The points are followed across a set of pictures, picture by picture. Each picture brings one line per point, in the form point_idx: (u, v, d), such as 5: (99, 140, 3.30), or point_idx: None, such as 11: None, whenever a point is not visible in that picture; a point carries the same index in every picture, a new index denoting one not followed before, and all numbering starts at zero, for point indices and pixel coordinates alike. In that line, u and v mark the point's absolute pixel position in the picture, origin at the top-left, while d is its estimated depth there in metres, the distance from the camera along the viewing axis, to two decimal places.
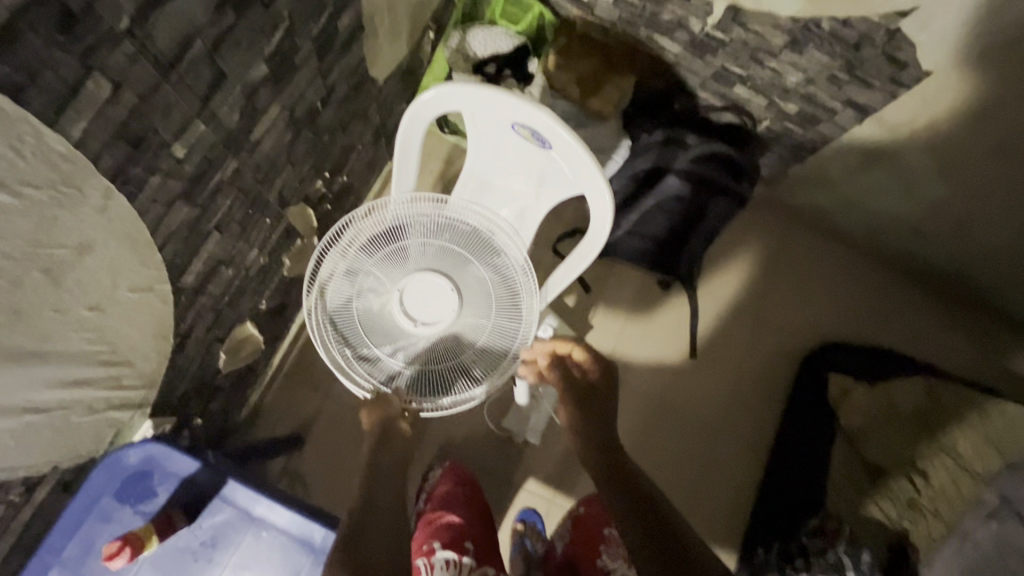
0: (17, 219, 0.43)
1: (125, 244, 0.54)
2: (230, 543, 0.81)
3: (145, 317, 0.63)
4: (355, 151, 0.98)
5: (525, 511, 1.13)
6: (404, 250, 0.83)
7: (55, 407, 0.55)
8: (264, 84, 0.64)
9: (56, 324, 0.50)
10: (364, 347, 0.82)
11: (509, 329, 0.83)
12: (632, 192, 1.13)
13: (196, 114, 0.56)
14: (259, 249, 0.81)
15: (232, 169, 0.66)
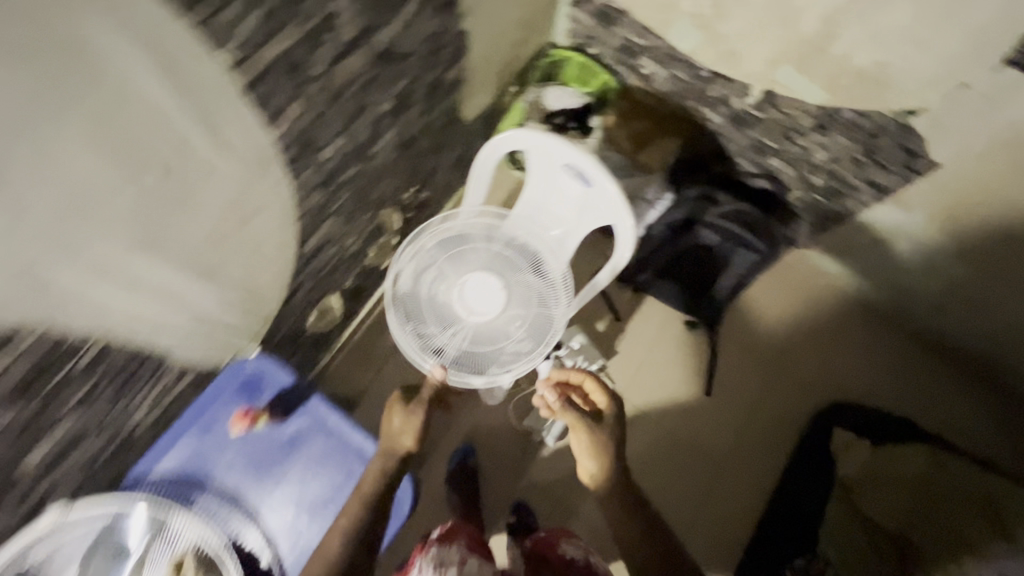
0: (239, 183, 0.65)
1: (282, 213, 0.77)
2: (308, 444, 1.00)
3: (279, 270, 0.85)
4: (438, 172, 1.21)
5: (522, 502, 1.26)
6: (467, 252, 1.04)
7: (216, 318, 0.77)
8: (386, 115, 0.87)
9: (235, 259, 0.73)
10: (423, 325, 1.01)
11: (540, 328, 1.01)
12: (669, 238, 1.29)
13: (341, 130, 0.79)
14: (355, 237, 1.04)
15: (353, 172, 0.89)
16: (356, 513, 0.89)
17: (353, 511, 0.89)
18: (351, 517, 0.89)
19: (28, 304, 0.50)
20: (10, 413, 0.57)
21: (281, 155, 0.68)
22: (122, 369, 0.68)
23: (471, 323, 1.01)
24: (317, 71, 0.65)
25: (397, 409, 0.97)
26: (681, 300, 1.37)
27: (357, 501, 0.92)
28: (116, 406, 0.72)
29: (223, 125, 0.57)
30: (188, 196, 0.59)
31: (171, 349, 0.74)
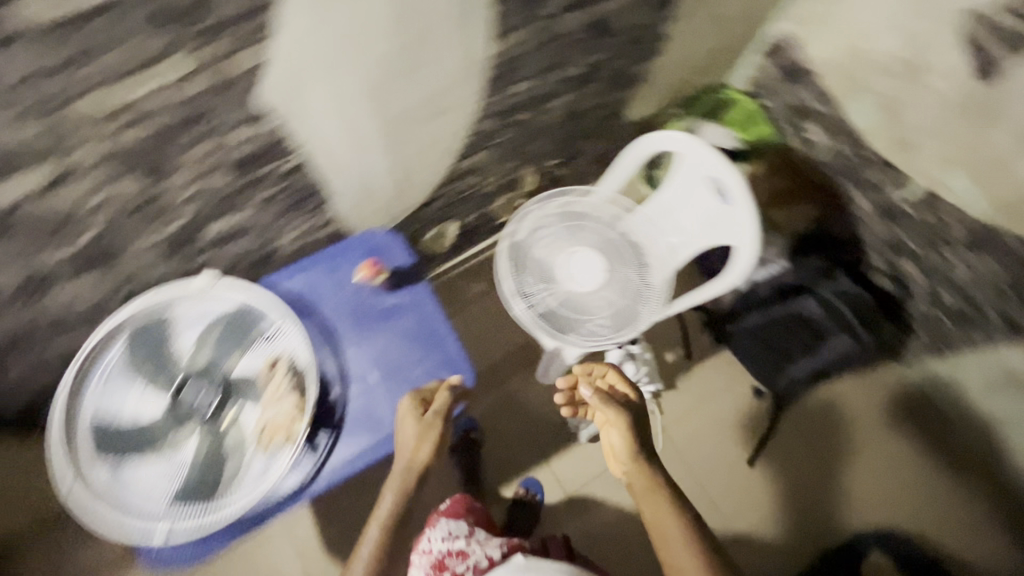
0: (446, 76, 0.77)
1: (458, 121, 0.88)
2: (394, 326, 0.87)
3: (431, 172, 0.96)
4: (582, 156, 1.29)
5: (529, 479, 1.27)
6: (588, 229, 1.12)
7: (374, 185, 0.90)
8: (572, 80, 0.97)
9: (409, 141, 0.85)
10: (524, 274, 1.08)
11: (628, 317, 1.07)
12: (770, 296, 1.29)
13: (533, 75, 0.89)
14: (495, 178, 1.15)
15: (523, 118, 0.99)
16: (371, 555, 0.70)
17: (368, 546, 0.71)
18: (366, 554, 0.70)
19: (280, 97, 0.63)
20: (219, 181, 0.69)
21: (486, 69, 0.79)
22: (294, 191, 0.81)
23: (566, 289, 1.08)
24: (546, 11, 0.75)
25: (411, 421, 0.75)
26: (763, 366, 1.32)
27: (369, 533, 0.72)
28: (278, 221, 0.84)
29: (462, 19, 0.68)
30: (412, 67, 0.70)
31: (333, 195, 0.86)
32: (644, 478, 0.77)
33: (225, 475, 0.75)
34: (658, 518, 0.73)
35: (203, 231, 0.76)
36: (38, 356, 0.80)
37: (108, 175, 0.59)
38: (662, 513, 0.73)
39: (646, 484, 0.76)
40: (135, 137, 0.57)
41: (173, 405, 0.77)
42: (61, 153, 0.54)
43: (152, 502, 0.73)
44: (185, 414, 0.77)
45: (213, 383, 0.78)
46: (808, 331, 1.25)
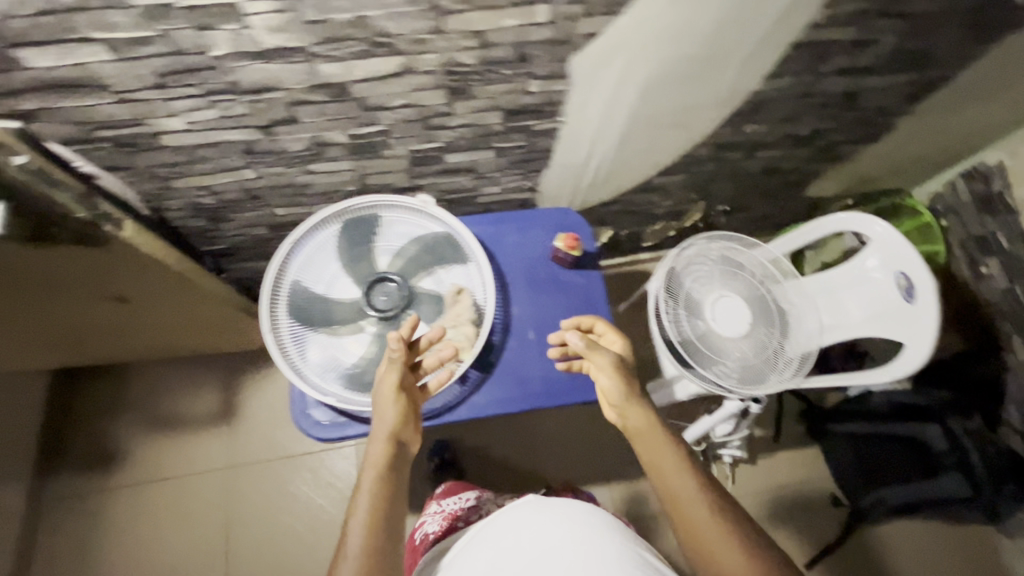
0: (705, 104, 0.82)
1: (683, 143, 0.92)
2: (563, 301, 0.91)
3: (632, 177, 1.01)
4: (749, 212, 1.31)
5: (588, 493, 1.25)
6: (745, 279, 1.13)
7: (585, 174, 0.96)
8: (792, 141, 0.99)
9: (638, 147, 0.90)
10: (674, 299, 1.10)
11: (758, 375, 1.06)
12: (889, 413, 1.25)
13: (767, 125, 0.92)
14: (670, 203, 1.18)
15: (731, 159, 1.02)
16: (366, 508, 0.62)
17: (361, 502, 0.63)
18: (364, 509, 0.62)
19: (583, 68, 0.68)
20: (489, 120, 0.76)
21: (741, 102, 0.83)
22: (526, 155, 0.87)
23: (706, 326, 1.09)
24: (823, 68, 0.78)
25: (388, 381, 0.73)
26: (851, 477, 1.31)
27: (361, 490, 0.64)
28: (497, 172, 0.90)
29: (757, 51, 0.72)
30: (691, 79, 0.75)
31: (550, 166, 0.92)
32: (651, 446, 0.69)
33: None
34: (672, 490, 0.65)
35: (445, 158, 0.83)
36: (259, 215, 0.89)
37: (427, 83, 0.66)
38: (676, 482, 0.65)
39: (650, 453, 0.69)
40: (469, 60, 0.63)
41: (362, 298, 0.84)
42: (415, 53, 0.60)
43: (326, 373, 0.81)
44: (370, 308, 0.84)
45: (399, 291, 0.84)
46: (916, 459, 1.21)
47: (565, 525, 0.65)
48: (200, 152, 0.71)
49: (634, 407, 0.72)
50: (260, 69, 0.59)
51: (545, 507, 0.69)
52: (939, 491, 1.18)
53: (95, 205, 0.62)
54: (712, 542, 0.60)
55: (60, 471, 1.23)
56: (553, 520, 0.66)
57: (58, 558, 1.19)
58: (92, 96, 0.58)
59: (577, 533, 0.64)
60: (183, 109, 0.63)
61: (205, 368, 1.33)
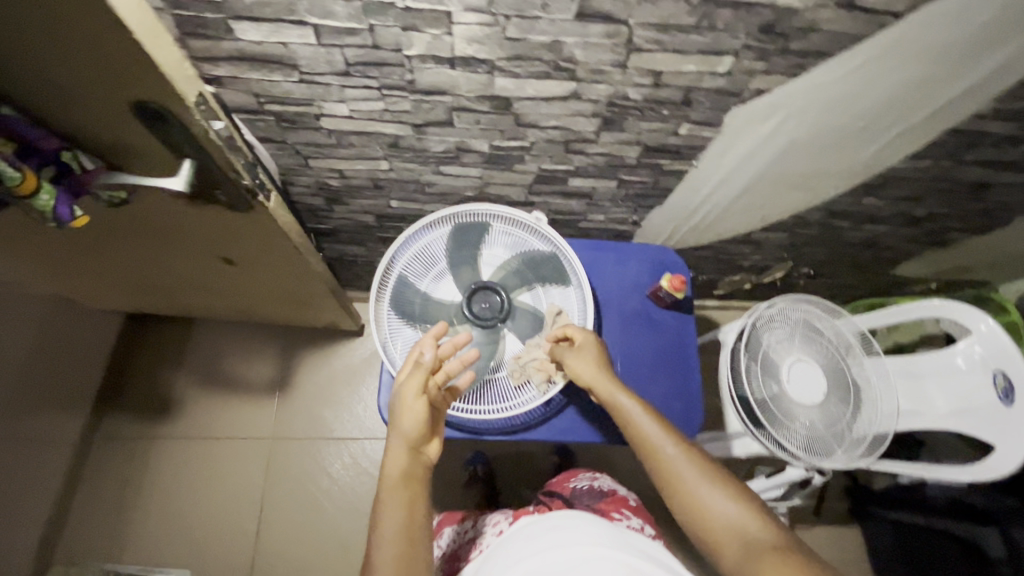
0: (837, 172, 0.81)
1: (798, 204, 0.92)
2: (653, 340, 0.91)
3: (735, 229, 1.01)
4: (830, 279, 1.30)
5: None
6: (826, 348, 1.10)
7: (692, 218, 0.96)
8: (902, 219, 0.98)
9: (754, 202, 0.90)
10: (753, 355, 1.07)
11: (827, 449, 1.04)
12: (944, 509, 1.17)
13: (885, 201, 0.91)
14: (758, 258, 1.17)
15: (836, 227, 1.01)
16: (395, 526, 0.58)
17: (392, 521, 0.58)
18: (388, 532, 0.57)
19: (739, 120, 0.69)
20: (626, 153, 0.76)
21: (873, 175, 0.82)
22: (644, 190, 0.87)
23: (781, 388, 1.06)
24: (966, 155, 0.78)
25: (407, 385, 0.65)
26: (892, 562, 1.26)
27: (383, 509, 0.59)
28: (610, 201, 0.91)
29: (910, 131, 0.72)
30: (836, 148, 0.75)
31: (662, 205, 0.92)
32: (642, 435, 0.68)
33: (478, 381, 0.82)
34: (660, 462, 0.65)
35: (568, 180, 0.84)
36: (374, 204, 0.90)
37: (586, 110, 0.67)
38: (662, 453, 0.65)
39: (644, 441, 0.68)
40: (635, 96, 0.64)
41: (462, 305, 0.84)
42: (589, 81, 0.62)
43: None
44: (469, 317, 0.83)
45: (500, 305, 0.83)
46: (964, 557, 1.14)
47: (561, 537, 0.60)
48: (349, 138, 0.73)
49: (618, 397, 0.72)
50: (441, 73, 0.60)
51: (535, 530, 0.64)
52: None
53: (256, 175, 0.64)
54: (702, 498, 0.61)
55: (115, 412, 1.26)
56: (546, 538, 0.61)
57: (99, 497, 1.21)
58: (279, 73, 0.60)
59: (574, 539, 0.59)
60: (353, 98, 0.64)
61: (268, 337, 1.35)
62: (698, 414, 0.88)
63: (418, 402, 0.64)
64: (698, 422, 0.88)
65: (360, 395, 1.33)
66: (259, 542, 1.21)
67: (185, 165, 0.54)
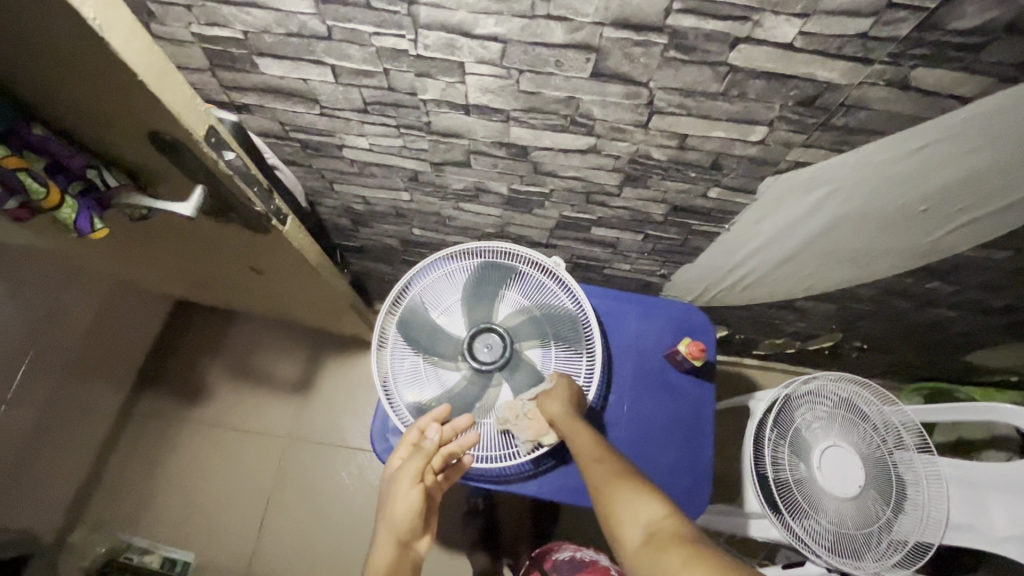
0: (893, 252, 0.73)
1: (848, 279, 0.83)
2: (666, 405, 0.85)
3: (775, 296, 0.93)
4: (887, 356, 1.17)
5: None
6: (869, 435, 0.98)
7: (725, 279, 0.89)
8: (973, 307, 0.87)
9: (796, 272, 0.82)
10: (779, 433, 0.98)
11: (855, 552, 0.93)
12: None
13: (951, 286, 0.81)
14: (803, 326, 1.08)
15: (893, 306, 0.91)
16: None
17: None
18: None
19: (776, 189, 0.63)
20: (652, 209, 0.72)
21: (937, 260, 0.73)
22: (672, 246, 0.82)
23: (809, 473, 0.96)
24: None
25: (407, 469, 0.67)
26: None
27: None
28: (636, 253, 0.86)
29: (982, 221, 0.63)
30: (891, 228, 0.67)
31: (693, 263, 0.86)
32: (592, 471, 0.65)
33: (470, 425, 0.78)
34: (606, 496, 0.61)
35: (591, 229, 0.80)
36: (397, 229, 0.91)
37: (606, 165, 0.63)
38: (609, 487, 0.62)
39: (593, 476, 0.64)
40: (659, 156, 0.60)
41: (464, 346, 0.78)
42: (609, 138, 0.58)
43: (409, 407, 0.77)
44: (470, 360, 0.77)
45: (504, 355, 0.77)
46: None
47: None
48: (371, 169, 0.73)
49: (574, 432, 0.69)
50: (456, 118, 0.59)
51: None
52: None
53: (272, 201, 0.65)
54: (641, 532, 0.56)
55: (152, 391, 1.34)
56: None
57: (126, 470, 1.28)
58: (301, 105, 0.61)
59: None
60: (372, 133, 0.65)
61: (298, 338, 1.40)
62: (704, 494, 0.81)
63: (411, 492, 0.66)
64: (705, 503, 0.81)
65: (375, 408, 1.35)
66: (260, 540, 1.24)
67: (197, 191, 0.56)
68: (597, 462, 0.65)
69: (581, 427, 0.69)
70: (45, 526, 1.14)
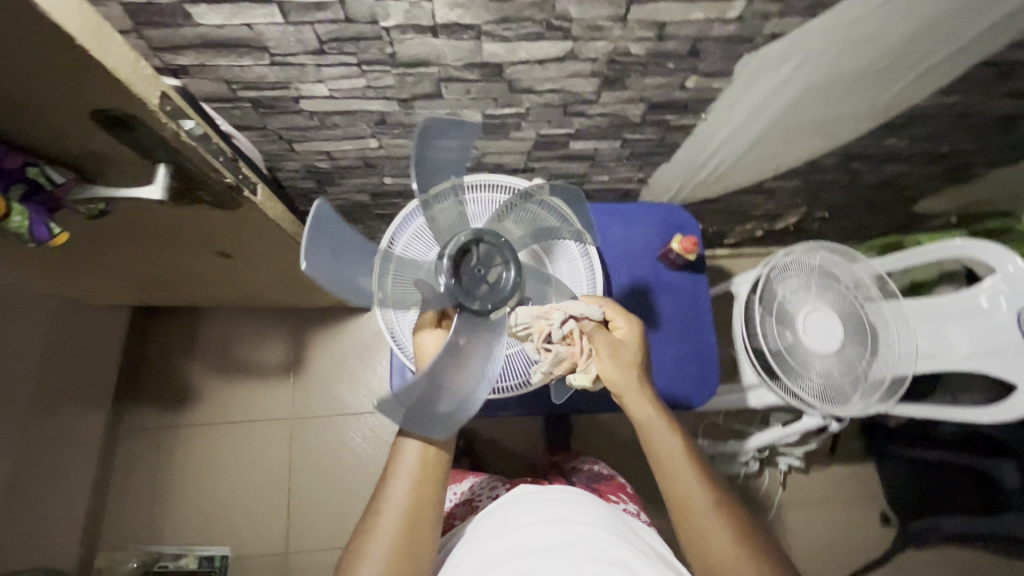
0: (858, 114, 0.76)
1: (815, 150, 0.86)
2: (666, 304, 0.88)
3: (748, 180, 0.95)
4: (847, 221, 1.25)
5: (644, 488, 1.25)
6: (842, 294, 1.07)
7: (701, 172, 0.91)
8: (924, 156, 0.93)
9: (768, 153, 0.85)
10: (766, 309, 1.05)
11: (846, 396, 1.02)
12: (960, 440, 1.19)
13: (905, 140, 0.86)
14: (772, 207, 1.12)
15: (854, 170, 0.96)
16: (390, 537, 0.56)
17: (384, 537, 0.56)
18: (378, 548, 0.55)
19: (751, 67, 0.63)
20: (630, 111, 0.71)
21: (895, 115, 0.77)
22: (650, 147, 0.82)
23: (796, 338, 1.03)
24: (1000, 86, 0.72)
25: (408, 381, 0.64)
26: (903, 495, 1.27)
27: (381, 522, 0.57)
28: (614, 162, 0.86)
29: (938, 67, 0.66)
30: (856, 91, 0.69)
31: (669, 161, 0.87)
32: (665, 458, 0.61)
33: None
34: (686, 508, 0.59)
35: (569, 143, 0.79)
36: (366, 182, 0.86)
37: (584, 71, 0.61)
38: (692, 500, 0.59)
39: (666, 463, 0.60)
40: (637, 51, 0.59)
41: (445, 279, 0.58)
42: (586, 39, 0.56)
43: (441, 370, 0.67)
44: (468, 299, 0.58)
45: (509, 272, 0.60)
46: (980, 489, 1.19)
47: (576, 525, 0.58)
48: (333, 119, 0.68)
49: (647, 413, 0.61)
50: (423, 43, 0.55)
51: (543, 502, 0.62)
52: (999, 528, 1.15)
53: (238, 169, 0.60)
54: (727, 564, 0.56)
55: (135, 404, 1.28)
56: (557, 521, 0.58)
57: (132, 485, 1.24)
58: (248, 57, 0.55)
59: (575, 514, 0.58)
60: (331, 77, 0.60)
61: (277, 320, 1.35)
62: (714, 377, 0.86)
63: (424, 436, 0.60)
64: (715, 384, 0.86)
65: (374, 371, 1.34)
66: (291, 518, 1.25)
67: (160, 171, 0.51)
68: (671, 451, 0.61)
69: (649, 404, 0.61)
70: (63, 557, 1.11)
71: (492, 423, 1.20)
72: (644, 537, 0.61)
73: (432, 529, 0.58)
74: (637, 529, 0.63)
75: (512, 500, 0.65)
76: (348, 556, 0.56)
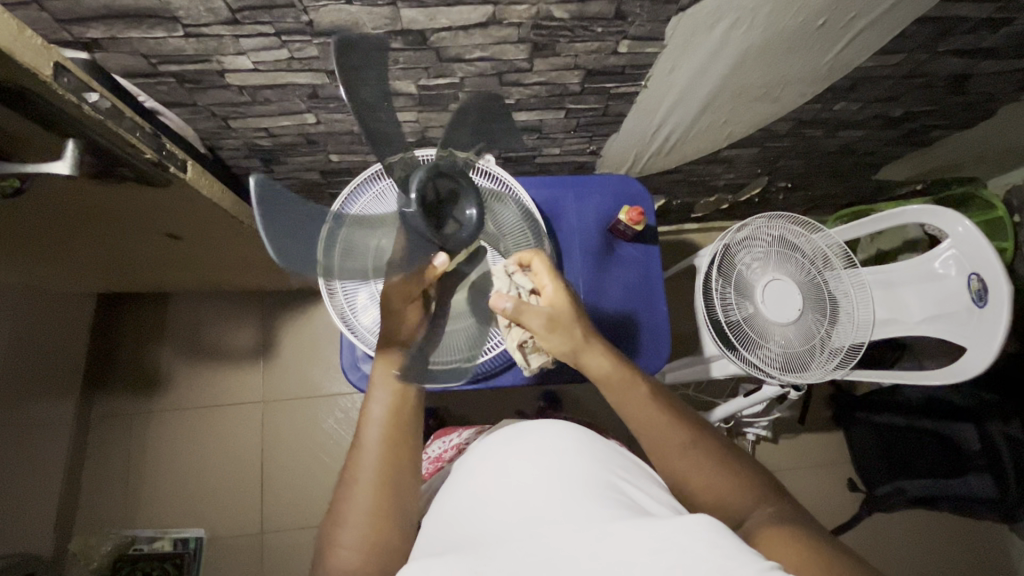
0: (800, 78, 0.75)
1: (764, 117, 0.85)
2: (614, 275, 0.88)
3: (704, 149, 0.94)
4: (810, 191, 1.24)
5: None
6: (804, 262, 1.03)
7: (651, 142, 0.90)
8: (879, 121, 0.92)
9: (716, 122, 0.84)
10: (722, 278, 1.01)
11: (807, 364, 0.99)
12: (921, 408, 1.17)
13: (852, 105, 0.85)
14: (735, 177, 1.12)
15: (810, 136, 0.95)
16: (367, 500, 0.52)
17: (361, 502, 0.52)
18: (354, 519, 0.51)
19: (682, 29, 0.62)
20: (567, 79, 0.70)
21: (839, 78, 0.76)
22: (595, 117, 0.81)
23: (755, 309, 1.00)
24: (941, 45, 0.71)
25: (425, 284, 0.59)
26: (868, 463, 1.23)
27: (357, 486, 0.53)
28: (562, 133, 0.86)
29: (874, 26, 0.66)
30: (795, 51, 0.68)
31: (617, 131, 0.86)
32: (633, 402, 0.60)
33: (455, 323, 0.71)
34: (661, 441, 0.57)
35: (512, 114, 0.78)
36: (313, 160, 0.86)
37: (511, 37, 0.60)
38: (665, 427, 0.58)
39: (633, 406, 0.60)
40: (561, 14, 0.58)
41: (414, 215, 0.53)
42: (507, 2, 0.55)
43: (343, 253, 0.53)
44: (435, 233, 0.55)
45: (473, 209, 0.58)
46: (944, 455, 1.13)
47: (512, 509, 0.48)
48: (264, 93, 0.67)
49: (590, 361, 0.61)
50: (339, 10, 0.54)
51: (492, 486, 0.51)
52: (961, 489, 1.09)
53: (161, 145, 0.60)
54: (711, 484, 0.54)
55: (108, 392, 1.28)
56: (493, 512, 0.48)
57: (106, 470, 1.24)
58: (161, 29, 0.55)
59: (562, 461, 0.52)
60: (252, 49, 0.59)
61: (245, 306, 1.35)
62: (663, 347, 0.86)
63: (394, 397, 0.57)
64: (667, 352, 0.86)
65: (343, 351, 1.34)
66: (264, 494, 1.26)
67: (69, 146, 0.50)
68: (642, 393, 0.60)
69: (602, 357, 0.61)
70: (38, 544, 1.12)
71: (461, 399, 1.20)
72: (628, 502, 0.48)
73: (411, 487, 0.55)
74: (624, 494, 0.50)
75: (476, 478, 0.54)
76: (328, 525, 0.53)
